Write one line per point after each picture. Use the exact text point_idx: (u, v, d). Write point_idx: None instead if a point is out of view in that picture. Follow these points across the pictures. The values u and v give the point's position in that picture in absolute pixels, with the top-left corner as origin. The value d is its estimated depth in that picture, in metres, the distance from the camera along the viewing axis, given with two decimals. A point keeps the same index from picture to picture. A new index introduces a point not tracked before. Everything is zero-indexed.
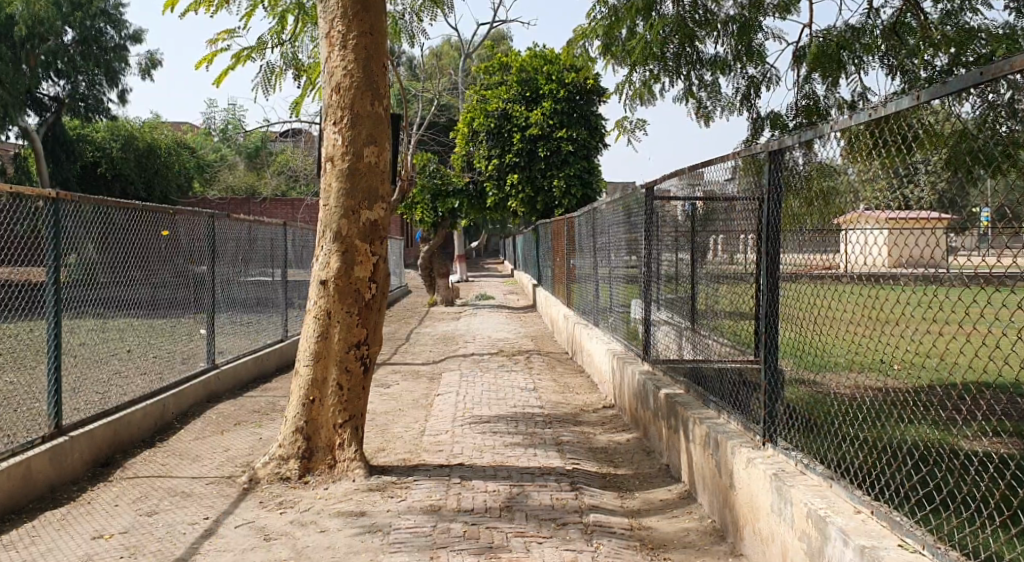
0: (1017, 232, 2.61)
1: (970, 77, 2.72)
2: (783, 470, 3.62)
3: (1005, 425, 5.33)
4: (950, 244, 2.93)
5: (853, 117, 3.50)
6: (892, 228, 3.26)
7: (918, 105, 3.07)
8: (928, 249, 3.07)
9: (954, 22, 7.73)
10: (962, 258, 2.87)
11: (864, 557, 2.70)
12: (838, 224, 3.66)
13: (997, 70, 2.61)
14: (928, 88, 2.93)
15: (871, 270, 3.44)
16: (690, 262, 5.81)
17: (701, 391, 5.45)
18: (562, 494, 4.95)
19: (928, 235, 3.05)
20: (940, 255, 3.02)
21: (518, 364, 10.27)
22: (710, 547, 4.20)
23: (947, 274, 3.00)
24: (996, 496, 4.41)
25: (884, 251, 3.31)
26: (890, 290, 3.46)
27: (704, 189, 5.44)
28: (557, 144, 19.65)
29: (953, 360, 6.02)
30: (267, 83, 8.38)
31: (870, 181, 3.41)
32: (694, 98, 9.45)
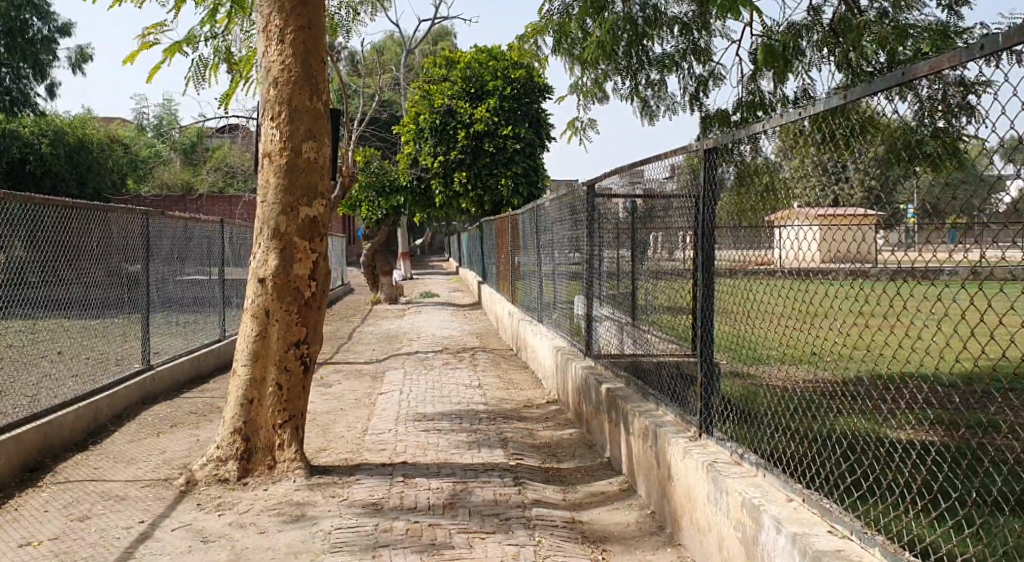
0: (937, 227, 2.70)
1: (894, 78, 2.85)
2: (719, 460, 3.70)
3: (929, 414, 5.55)
4: (879, 240, 3.04)
5: (785, 117, 3.61)
6: (823, 226, 3.38)
7: (845, 106, 3.20)
8: (858, 243, 3.20)
9: (892, 21, 7.93)
10: (888, 253, 2.98)
11: (796, 545, 2.74)
12: (772, 222, 3.76)
13: (917, 72, 2.73)
14: (855, 88, 3.07)
15: (803, 265, 3.57)
16: (631, 259, 5.90)
17: (641, 385, 5.54)
18: (505, 490, 4.98)
19: (855, 233, 3.17)
20: (867, 251, 3.14)
21: (463, 362, 10.24)
22: (648, 538, 4.27)
23: (874, 271, 3.14)
24: (920, 483, 4.61)
25: (818, 246, 3.41)
26: (821, 284, 3.57)
27: (645, 186, 5.50)
28: (503, 141, 19.67)
29: (882, 353, 6.23)
30: (198, 77, 8.20)
31: (804, 180, 3.50)
32: (639, 97, 9.58)
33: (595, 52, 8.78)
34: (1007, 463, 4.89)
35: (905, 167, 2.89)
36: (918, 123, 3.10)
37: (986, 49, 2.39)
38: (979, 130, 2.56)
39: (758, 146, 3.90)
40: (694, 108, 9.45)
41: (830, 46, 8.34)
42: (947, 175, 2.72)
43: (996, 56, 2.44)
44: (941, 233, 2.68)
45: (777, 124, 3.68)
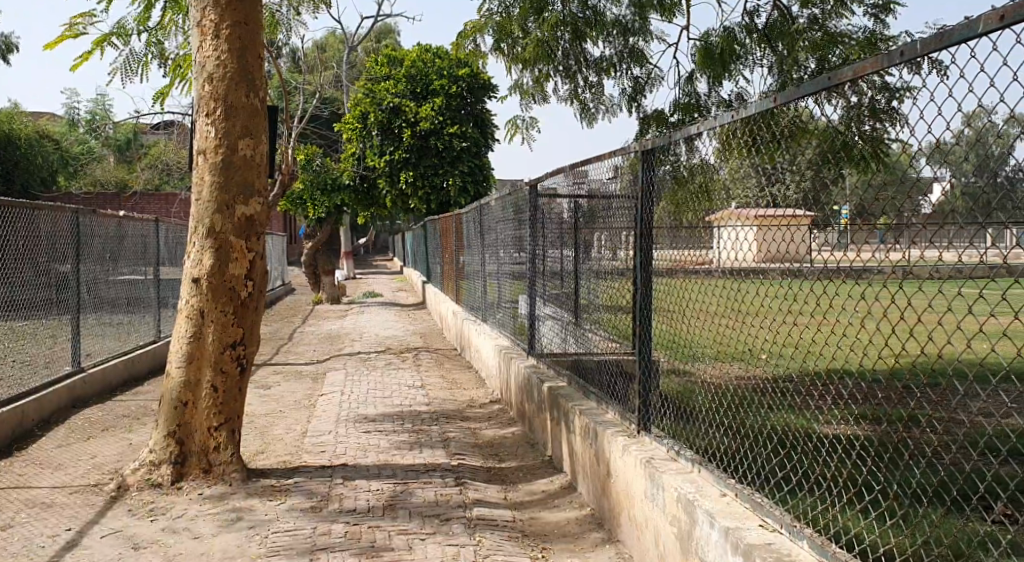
0: (866, 226, 2.78)
1: (819, 82, 2.94)
2: (656, 457, 3.75)
3: (859, 410, 5.73)
4: (812, 240, 3.11)
5: (721, 119, 3.70)
6: (759, 227, 3.43)
7: (775, 109, 3.29)
8: (791, 243, 3.27)
9: (822, 27, 8.14)
10: (819, 253, 3.06)
11: (729, 538, 2.79)
12: (711, 221, 3.81)
13: (842, 77, 2.83)
14: (784, 92, 3.17)
15: (740, 265, 3.62)
16: (574, 259, 5.95)
17: (582, 384, 5.59)
18: (446, 490, 4.96)
19: (789, 232, 3.25)
20: (801, 250, 3.21)
21: (405, 362, 10.18)
22: (587, 535, 4.30)
23: (808, 269, 3.21)
24: (849, 477, 4.76)
25: (751, 247, 3.49)
26: (757, 282, 3.64)
27: (589, 186, 5.54)
28: (450, 140, 19.59)
29: (816, 351, 6.40)
30: (130, 72, 7.99)
31: (741, 181, 3.56)
32: (578, 99, 9.67)
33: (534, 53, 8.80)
34: (932, 455, 5.09)
35: (841, 171, 2.99)
36: (847, 126, 3.19)
37: (904, 56, 2.48)
38: (902, 133, 2.65)
39: (698, 146, 3.96)
40: (632, 109, 9.57)
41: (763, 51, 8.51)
42: (875, 177, 2.80)
43: (918, 62, 2.52)
44: (870, 232, 2.76)
45: (716, 124, 3.74)
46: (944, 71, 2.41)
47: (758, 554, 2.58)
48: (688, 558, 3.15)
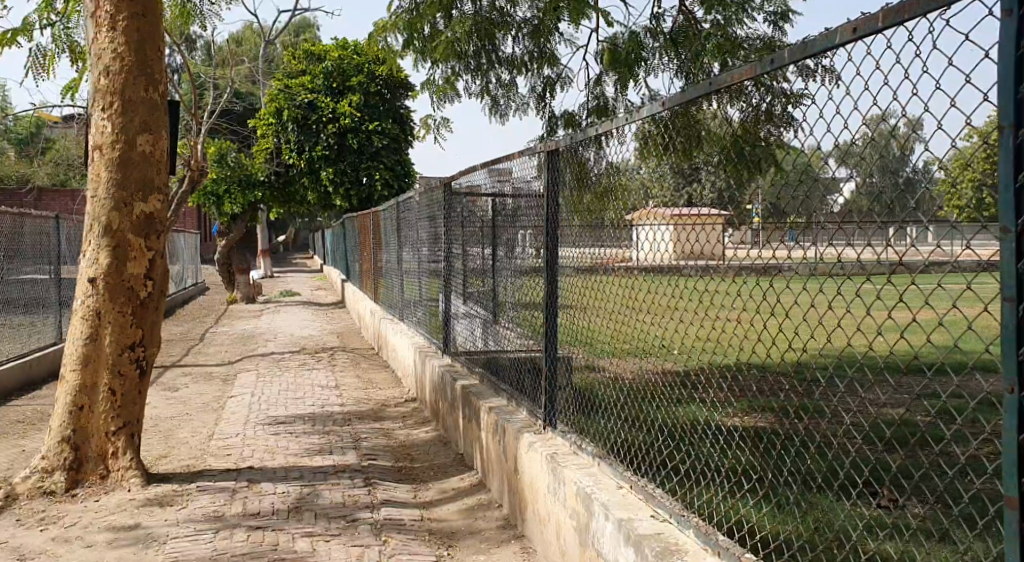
0: (775, 226, 2.75)
1: (703, 87, 3.16)
2: (559, 452, 3.81)
3: (766, 402, 5.96)
4: (726, 238, 3.12)
5: (614, 121, 3.90)
6: (676, 224, 3.42)
7: (664, 111, 3.54)
8: (708, 242, 3.27)
9: (725, 33, 8.37)
10: (733, 250, 3.06)
11: (622, 530, 2.86)
12: (635, 219, 3.79)
13: (721, 82, 3.05)
14: (672, 95, 3.41)
15: (659, 261, 3.60)
16: (490, 257, 6.00)
17: (494, 381, 5.67)
18: (354, 491, 4.93)
19: (705, 231, 3.27)
20: (713, 250, 3.24)
21: (321, 362, 10.05)
22: (494, 532, 4.34)
23: (720, 267, 3.21)
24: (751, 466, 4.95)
25: (671, 244, 3.46)
26: (675, 281, 3.62)
27: (512, 185, 5.53)
28: (367, 136, 19.46)
29: (730, 345, 6.66)
30: (38, 67, 7.63)
31: (660, 180, 3.59)
32: (489, 96, 9.69)
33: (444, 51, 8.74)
34: (829, 444, 5.31)
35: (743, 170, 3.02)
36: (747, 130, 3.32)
37: (775, 62, 2.64)
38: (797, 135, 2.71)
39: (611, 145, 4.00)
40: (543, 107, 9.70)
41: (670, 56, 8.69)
42: (778, 174, 2.82)
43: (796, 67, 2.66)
44: (778, 231, 2.74)
45: (629, 120, 3.77)
46: (832, 77, 2.48)
47: (648, 544, 2.66)
48: (586, 549, 3.22)
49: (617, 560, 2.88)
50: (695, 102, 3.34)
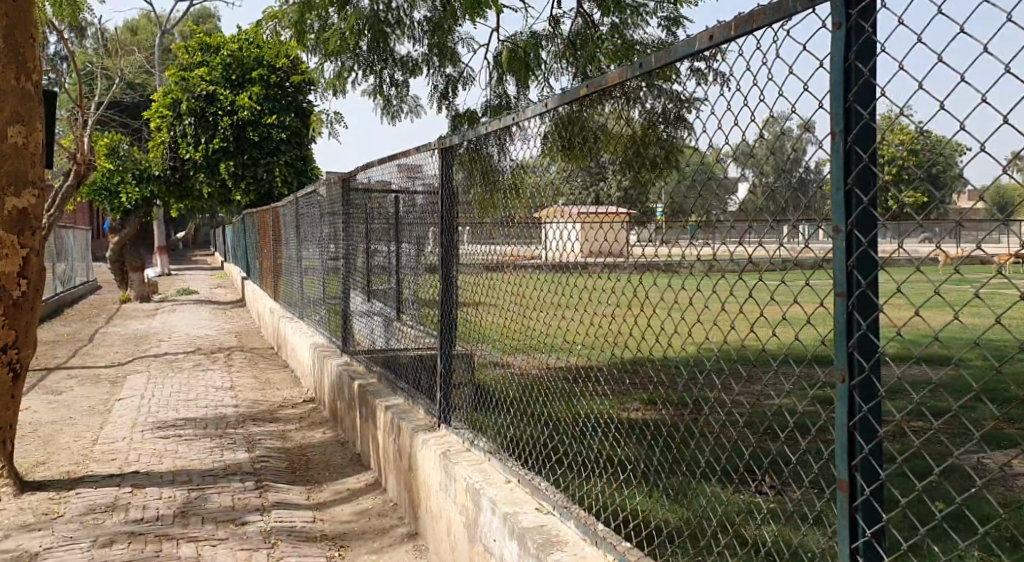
0: (679, 224, 2.75)
1: (575, 91, 3.36)
2: (451, 449, 3.82)
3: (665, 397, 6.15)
4: (632, 236, 3.09)
5: (498, 120, 4.01)
6: (583, 223, 3.39)
7: (544, 113, 3.67)
8: (615, 241, 3.25)
9: (621, 36, 8.55)
10: (639, 249, 3.04)
11: (507, 523, 2.91)
12: (540, 217, 3.74)
13: (595, 85, 3.21)
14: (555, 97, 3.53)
15: (568, 258, 3.56)
16: (388, 254, 6.00)
17: (391, 379, 5.68)
18: (245, 494, 4.83)
19: (612, 229, 3.23)
20: (619, 247, 3.21)
21: (216, 362, 9.78)
22: (387, 530, 4.34)
23: (626, 264, 3.20)
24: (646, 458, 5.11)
25: (579, 241, 3.45)
26: (586, 278, 3.57)
27: (402, 184, 5.55)
28: (268, 131, 18.92)
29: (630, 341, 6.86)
30: None
31: (569, 178, 3.51)
32: (381, 95, 9.67)
33: (338, 45, 8.60)
34: (721, 436, 5.50)
35: (643, 170, 3.01)
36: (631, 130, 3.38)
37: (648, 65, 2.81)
38: (692, 134, 2.73)
39: (511, 144, 4.00)
40: (441, 106, 9.72)
41: (567, 58, 8.86)
42: (681, 173, 2.79)
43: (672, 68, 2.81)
44: (683, 229, 2.73)
45: (522, 119, 3.79)
46: (721, 79, 2.52)
47: (530, 537, 2.71)
48: (474, 544, 3.25)
49: (502, 553, 2.93)
50: (592, 102, 3.35)
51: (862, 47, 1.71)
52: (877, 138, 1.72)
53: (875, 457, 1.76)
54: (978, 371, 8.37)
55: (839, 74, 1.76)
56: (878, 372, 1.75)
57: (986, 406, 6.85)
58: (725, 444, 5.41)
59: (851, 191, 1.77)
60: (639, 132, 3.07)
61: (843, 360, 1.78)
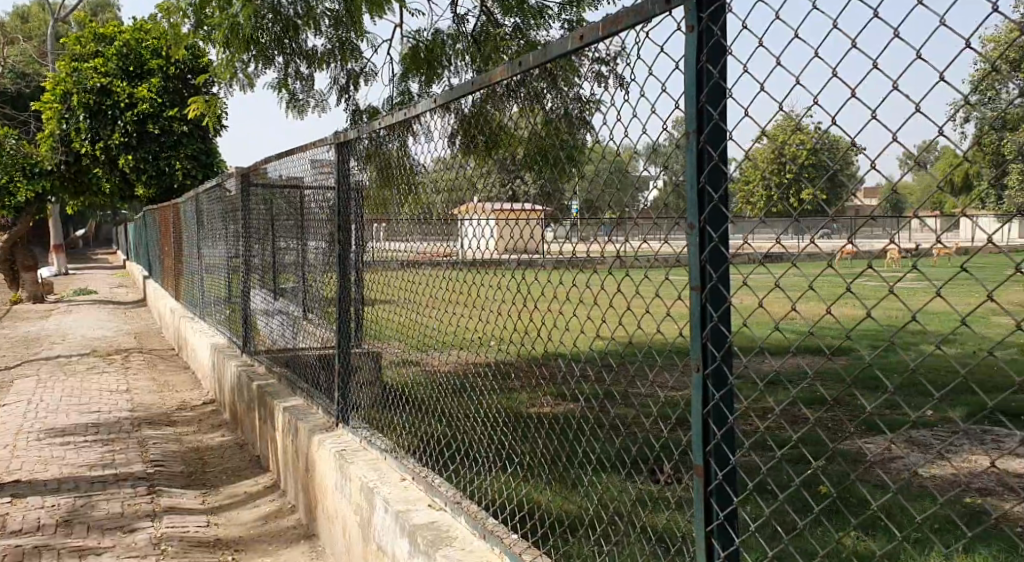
0: (593, 221, 2.77)
1: (468, 87, 3.42)
2: (347, 448, 3.79)
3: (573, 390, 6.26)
4: (547, 233, 3.10)
5: (393, 115, 4.02)
6: (499, 219, 3.41)
7: (435, 109, 3.70)
8: (529, 238, 3.26)
9: (524, 37, 8.58)
10: (554, 245, 3.07)
11: (398, 521, 2.92)
12: (455, 214, 3.71)
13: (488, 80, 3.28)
14: (448, 91, 3.57)
15: (483, 256, 3.57)
16: (291, 251, 5.90)
17: (291, 380, 5.61)
18: (135, 500, 4.67)
19: (526, 226, 3.24)
20: (535, 244, 3.23)
21: (112, 365, 9.40)
22: (284, 532, 4.28)
23: (542, 260, 3.22)
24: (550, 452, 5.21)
25: (493, 238, 3.47)
26: (499, 274, 3.61)
27: (303, 180, 5.50)
28: (169, 123, 18.27)
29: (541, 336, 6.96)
30: None
31: (485, 175, 3.45)
32: (287, 89, 9.52)
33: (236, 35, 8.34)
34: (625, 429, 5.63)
35: (551, 173, 3.00)
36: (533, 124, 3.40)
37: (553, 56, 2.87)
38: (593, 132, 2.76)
39: (414, 138, 3.96)
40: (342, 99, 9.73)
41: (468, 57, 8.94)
42: (587, 170, 2.79)
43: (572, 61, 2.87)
44: (597, 227, 2.76)
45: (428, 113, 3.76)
46: (619, 83, 2.53)
47: (421, 534, 2.73)
48: (368, 543, 3.25)
49: (394, 550, 2.94)
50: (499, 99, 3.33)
51: (712, 49, 1.98)
52: (724, 141, 2.00)
53: (726, 442, 2.07)
54: (862, 364, 8.84)
55: (692, 77, 2.02)
56: (728, 362, 2.06)
57: (868, 399, 7.27)
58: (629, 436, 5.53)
59: (704, 190, 2.05)
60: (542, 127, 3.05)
61: (698, 351, 2.08)
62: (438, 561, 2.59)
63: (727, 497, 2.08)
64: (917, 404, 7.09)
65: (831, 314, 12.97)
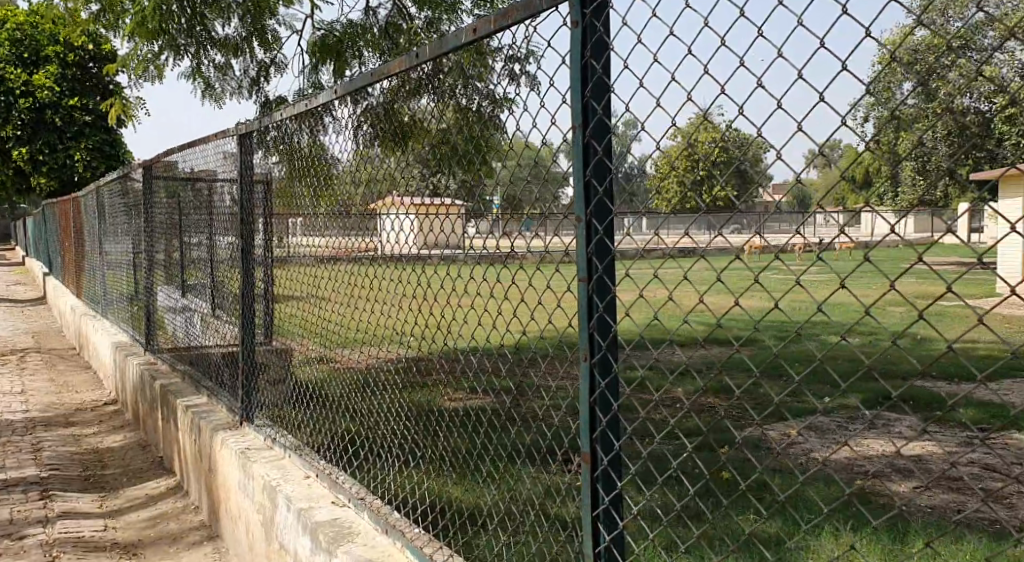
0: (515, 217, 2.78)
1: (366, 78, 3.44)
2: (250, 448, 3.73)
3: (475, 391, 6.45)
4: (470, 228, 3.10)
5: (292, 107, 3.96)
6: (420, 214, 3.33)
7: (335, 100, 3.69)
8: (453, 232, 3.18)
9: (435, 31, 8.57)
10: (475, 240, 3.06)
11: (300, 519, 2.90)
12: (375, 209, 3.60)
13: (382, 73, 3.33)
14: (342, 83, 3.59)
15: (406, 252, 3.48)
16: (197, 245, 5.76)
17: (195, 378, 5.49)
18: (27, 505, 4.48)
19: (448, 221, 3.18)
20: (459, 240, 3.17)
21: (6, 365, 8.95)
22: (184, 534, 4.17)
23: (465, 255, 3.19)
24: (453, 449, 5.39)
25: (413, 233, 3.39)
26: (425, 269, 3.53)
27: (210, 173, 5.38)
28: (69, 113, 17.52)
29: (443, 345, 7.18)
30: None
31: (405, 169, 3.38)
32: (201, 77, 9.19)
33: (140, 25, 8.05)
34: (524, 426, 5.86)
35: (474, 168, 2.94)
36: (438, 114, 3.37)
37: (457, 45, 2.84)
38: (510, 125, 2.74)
39: (326, 132, 3.90)
40: (254, 91, 9.51)
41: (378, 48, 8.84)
42: (510, 164, 2.79)
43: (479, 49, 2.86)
44: (518, 222, 2.77)
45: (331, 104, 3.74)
46: (531, 80, 2.56)
47: (323, 530, 2.72)
48: (271, 542, 3.20)
49: (297, 548, 2.91)
50: (410, 94, 3.34)
51: (596, 43, 2.20)
52: (609, 134, 2.23)
53: (610, 429, 2.28)
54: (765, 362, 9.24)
55: (577, 73, 2.24)
56: (613, 352, 2.27)
57: (768, 394, 7.61)
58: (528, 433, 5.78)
59: (590, 183, 2.28)
60: (458, 120, 3.02)
61: (585, 341, 2.28)
62: (339, 558, 2.58)
63: (612, 483, 2.28)
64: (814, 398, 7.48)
65: (737, 315, 13.46)
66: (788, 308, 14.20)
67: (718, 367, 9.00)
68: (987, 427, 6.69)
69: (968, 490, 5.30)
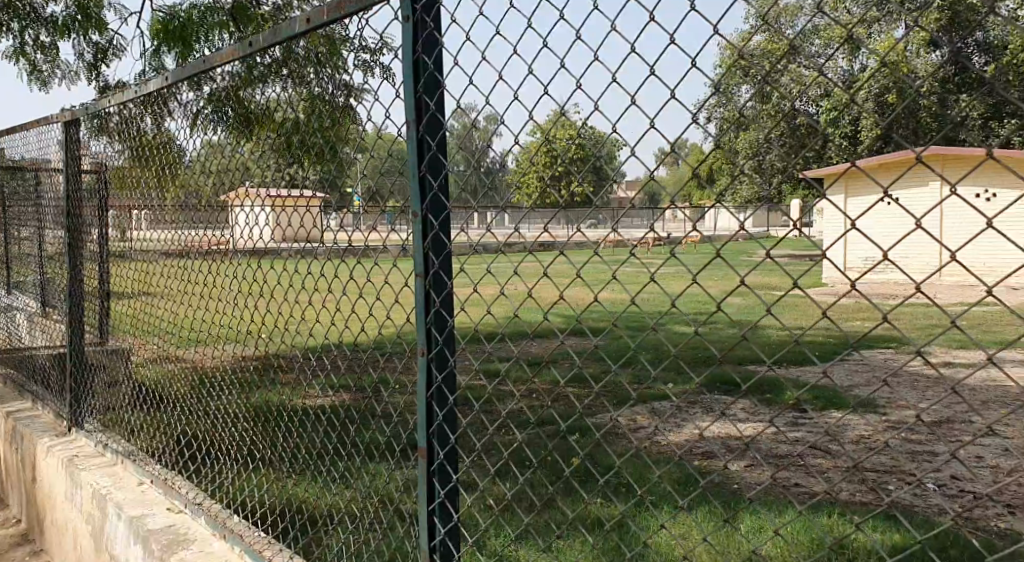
0: (376, 208, 2.85)
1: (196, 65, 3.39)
2: (78, 455, 4.11)
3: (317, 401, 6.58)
4: (329, 221, 3.17)
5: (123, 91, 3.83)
6: (274, 206, 3.40)
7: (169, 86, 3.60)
8: (311, 224, 3.33)
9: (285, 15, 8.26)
10: (337, 233, 3.12)
11: (133, 525, 3.39)
12: (226, 201, 3.62)
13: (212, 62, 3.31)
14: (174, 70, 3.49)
15: (262, 242, 3.57)
16: (25, 239, 5.32)
17: (20, 383, 5.16)
18: None
19: (303, 213, 3.32)
20: (314, 230, 3.33)
21: None
22: (12, 550, 4.33)
23: (322, 245, 3.35)
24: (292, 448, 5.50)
25: (267, 225, 3.46)
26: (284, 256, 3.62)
27: (37, 163, 4.96)
28: None
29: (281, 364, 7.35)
30: None
31: (258, 159, 3.40)
32: (27, 58, 8.40)
33: None
34: (363, 425, 6.06)
35: (333, 158, 3.06)
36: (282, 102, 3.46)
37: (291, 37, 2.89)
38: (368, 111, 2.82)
39: (168, 115, 3.82)
40: (89, 76, 8.81)
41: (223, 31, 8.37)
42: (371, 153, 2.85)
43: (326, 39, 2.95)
44: (381, 213, 2.86)
45: (168, 90, 3.67)
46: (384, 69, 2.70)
47: (157, 537, 3.23)
48: (100, 549, 3.67)
49: (128, 549, 3.41)
50: (257, 80, 3.56)
51: (427, 38, 2.49)
52: (441, 129, 2.53)
53: (445, 419, 2.58)
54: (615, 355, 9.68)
55: (410, 68, 2.50)
56: (446, 349, 2.57)
57: (618, 385, 7.96)
58: (367, 433, 5.98)
59: (425, 177, 2.55)
60: (311, 108, 3.17)
61: (423, 338, 2.58)
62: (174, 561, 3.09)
63: (448, 475, 2.61)
64: (660, 386, 7.88)
65: (589, 312, 13.97)
66: (637, 303, 14.80)
67: (571, 361, 9.34)
68: (812, 407, 7.26)
69: (793, 463, 5.79)
